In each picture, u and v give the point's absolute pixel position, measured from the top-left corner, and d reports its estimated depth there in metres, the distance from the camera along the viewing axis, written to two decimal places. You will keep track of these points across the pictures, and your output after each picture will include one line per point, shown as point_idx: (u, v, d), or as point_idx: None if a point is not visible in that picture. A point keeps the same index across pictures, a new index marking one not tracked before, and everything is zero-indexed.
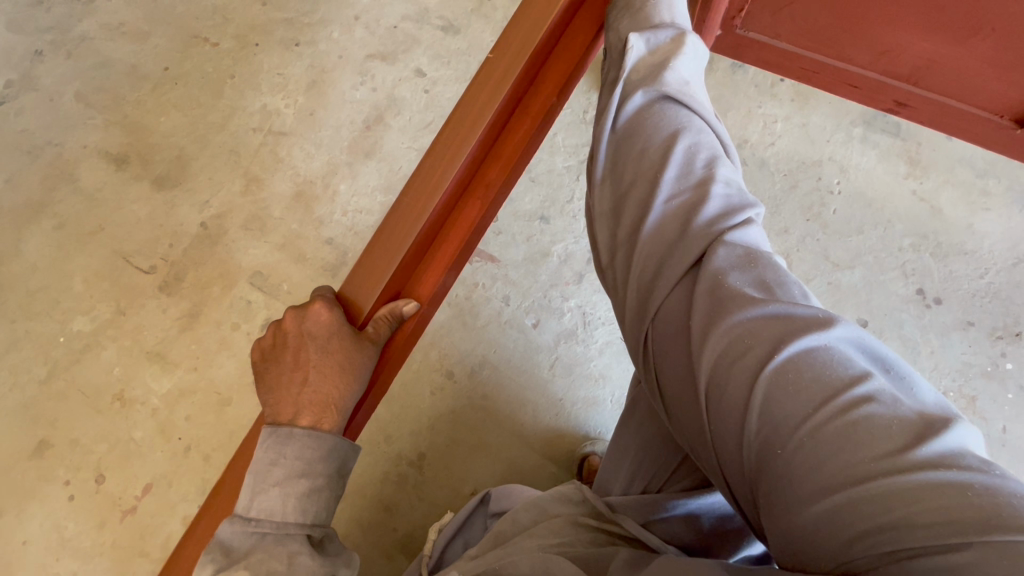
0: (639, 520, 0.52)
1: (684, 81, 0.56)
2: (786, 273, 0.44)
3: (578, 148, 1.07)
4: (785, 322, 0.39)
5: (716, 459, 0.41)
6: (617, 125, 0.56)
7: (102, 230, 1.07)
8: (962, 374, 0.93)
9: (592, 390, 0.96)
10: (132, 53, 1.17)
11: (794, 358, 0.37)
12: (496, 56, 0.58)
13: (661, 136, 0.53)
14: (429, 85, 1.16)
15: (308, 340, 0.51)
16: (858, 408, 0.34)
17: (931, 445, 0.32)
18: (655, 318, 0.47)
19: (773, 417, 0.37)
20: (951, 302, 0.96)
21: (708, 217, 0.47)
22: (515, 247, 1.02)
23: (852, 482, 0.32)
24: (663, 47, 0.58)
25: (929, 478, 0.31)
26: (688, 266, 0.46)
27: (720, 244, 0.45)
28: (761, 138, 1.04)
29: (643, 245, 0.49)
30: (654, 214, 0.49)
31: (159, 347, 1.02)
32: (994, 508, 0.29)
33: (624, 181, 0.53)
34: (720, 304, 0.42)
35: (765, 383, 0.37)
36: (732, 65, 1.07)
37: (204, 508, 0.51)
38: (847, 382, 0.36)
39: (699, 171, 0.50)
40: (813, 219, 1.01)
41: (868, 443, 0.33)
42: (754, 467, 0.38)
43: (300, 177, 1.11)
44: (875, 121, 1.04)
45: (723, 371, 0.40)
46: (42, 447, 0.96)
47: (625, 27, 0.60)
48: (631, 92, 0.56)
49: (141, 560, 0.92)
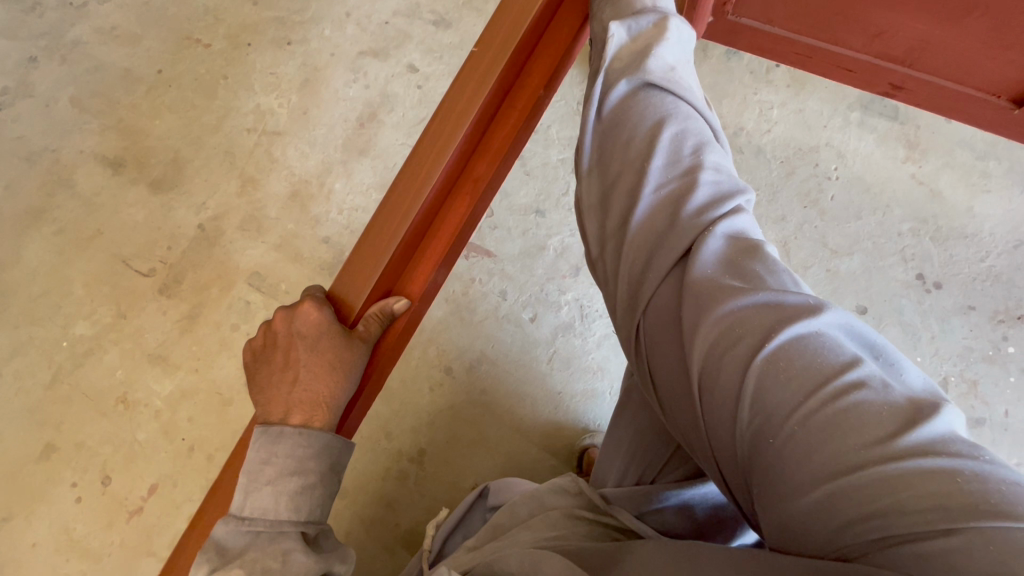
0: (634, 511, 0.52)
1: (669, 66, 0.55)
2: (777, 261, 0.43)
3: (572, 140, 1.06)
4: (775, 310, 0.39)
5: (710, 449, 0.41)
6: (603, 115, 0.55)
7: (101, 234, 1.08)
8: (963, 358, 0.92)
9: (591, 382, 0.96)
10: (126, 56, 1.17)
11: (784, 346, 0.37)
12: (481, 49, 0.58)
13: (648, 125, 0.52)
14: (422, 80, 1.15)
15: (298, 339, 0.51)
16: (849, 395, 0.34)
17: (921, 430, 0.32)
18: (646, 310, 0.46)
19: (765, 406, 0.36)
20: (952, 286, 0.95)
21: (697, 205, 0.47)
22: (511, 241, 1.02)
23: (843, 472, 0.32)
24: (647, 33, 0.57)
25: (918, 465, 0.31)
26: (677, 257, 0.45)
27: (709, 234, 0.45)
28: (757, 125, 1.03)
29: (632, 238, 0.48)
30: (643, 205, 0.49)
31: (160, 349, 1.02)
32: (983, 492, 0.29)
33: (612, 171, 0.53)
34: (708, 293, 0.41)
35: (756, 372, 0.37)
36: (726, 52, 1.06)
37: (205, 505, 0.52)
38: (837, 369, 0.35)
39: (687, 159, 0.50)
40: (810, 206, 1.00)
41: (859, 430, 0.33)
42: (747, 458, 0.37)
43: (295, 176, 1.11)
44: (873, 105, 1.03)
45: (714, 361, 0.39)
46: (48, 451, 0.98)
47: (609, 14, 0.59)
48: (613, 82, 0.55)
49: (148, 559, 0.93)
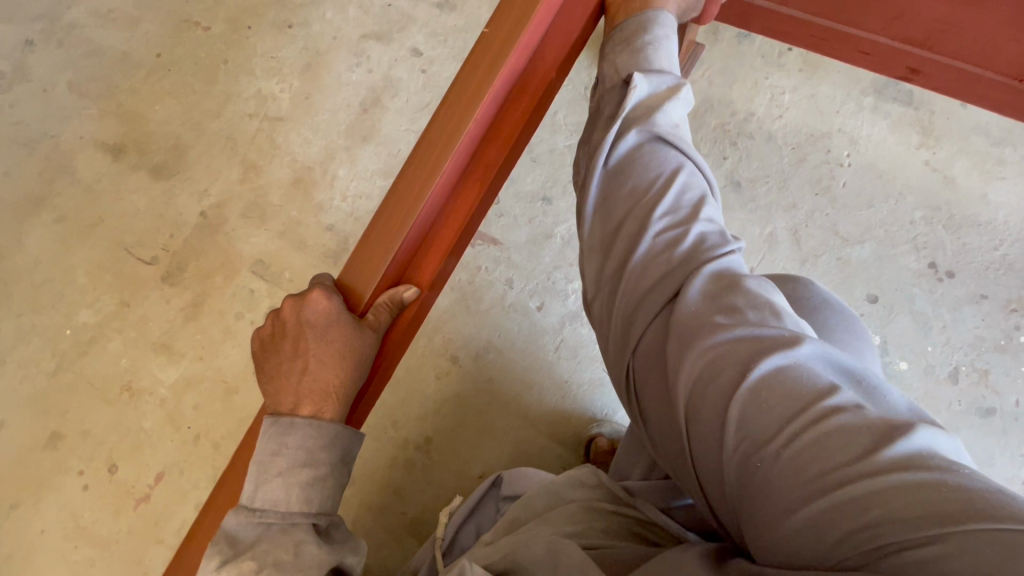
0: (660, 505, 0.55)
1: (675, 124, 0.57)
2: (763, 296, 0.45)
3: (579, 126, 1.04)
4: (754, 342, 0.41)
5: (698, 480, 0.43)
6: (610, 164, 0.55)
7: (102, 222, 1.07)
8: (974, 348, 0.92)
9: (598, 371, 0.95)
10: (124, 40, 1.15)
11: (765, 375, 0.39)
12: (493, 30, 0.56)
13: (650, 175, 0.53)
14: (426, 64, 1.13)
15: (307, 328, 0.50)
16: (829, 418, 0.36)
17: (897, 446, 0.34)
18: (635, 351, 0.49)
19: (749, 431, 0.38)
20: (964, 275, 0.94)
21: (685, 251, 0.49)
22: (518, 229, 1.01)
23: (830, 487, 0.34)
24: (662, 92, 0.58)
25: (901, 478, 0.33)
26: (665, 300, 0.48)
27: (697, 274, 0.47)
28: (768, 111, 1.01)
29: (627, 280, 0.50)
30: (641, 248, 0.50)
31: (164, 338, 1.02)
32: (969, 500, 0.31)
33: (615, 218, 0.53)
34: (692, 329, 0.44)
35: (740, 400, 0.39)
36: (737, 35, 1.04)
37: (207, 508, 0.51)
38: (815, 395, 0.38)
39: (685, 211, 0.52)
40: (821, 193, 0.98)
41: (838, 451, 0.35)
42: (735, 486, 0.39)
43: (298, 163, 1.10)
44: (886, 90, 1.01)
45: (699, 393, 0.42)
46: (54, 439, 0.97)
47: (624, 64, 0.60)
48: (625, 130, 0.55)
49: (156, 547, 0.93)
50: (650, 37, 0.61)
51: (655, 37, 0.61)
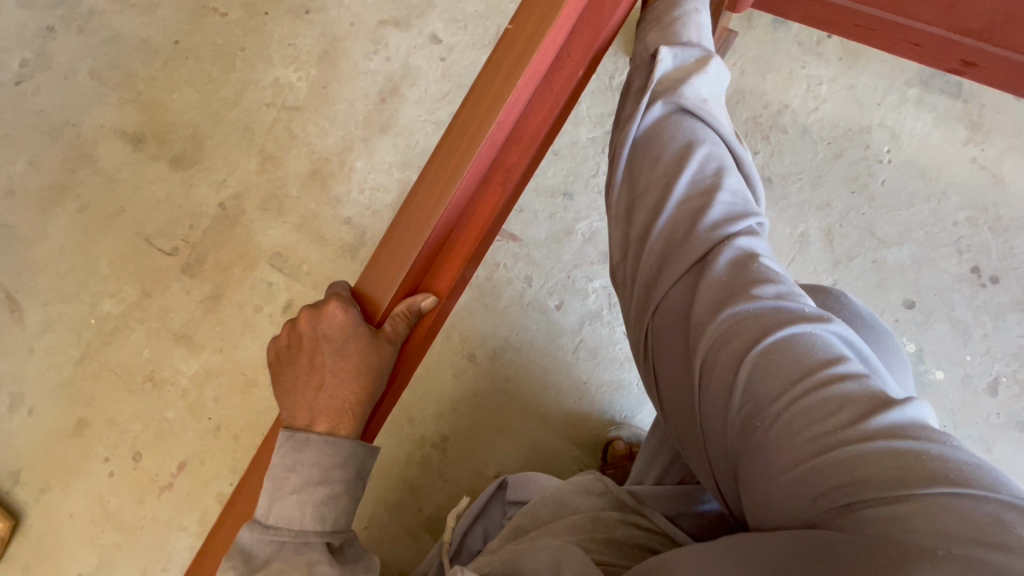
0: (669, 512, 0.53)
1: (702, 98, 0.56)
2: (782, 275, 0.45)
3: (603, 118, 1.01)
4: (772, 313, 0.41)
5: (703, 445, 0.44)
6: (637, 135, 0.55)
7: (123, 212, 1.07)
8: (1017, 358, 0.87)
9: (618, 372, 0.93)
10: (142, 26, 1.14)
11: (778, 343, 0.39)
12: (518, 26, 0.53)
13: (676, 145, 0.53)
14: (445, 52, 1.10)
15: (323, 342, 0.49)
16: (832, 386, 0.36)
17: (891, 414, 0.34)
18: (655, 313, 0.49)
19: (756, 396, 0.39)
20: (1010, 282, 0.89)
21: (711, 222, 0.48)
22: (537, 225, 0.98)
23: (819, 450, 0.34)
24: (689, 66, 0.57)
25: (888, 444, 0.33)
26: (690, 264, 0.47)
27: (723, 246, 0.46)
28: (803, 103, 0.96)
29: (651, 247, 0.50)
30: (664, 217, 0.50)
31: (184, 329, 1.03)
32: (943, 468, 0.31)
33: (638, 188, 0.54)
34: (714, 296, 0.44)
35: (749, 364, 0.39)
36: (773, 21, 0.99)
37: (219, 525, 0.50)
38: (823, 364, 0.38)
39: (709, 181, 0.51)
40: (858, 191, 0.93)
41: (833, 414, 0.35)
42: (736, 446, 0.40)
43: (316, 154, 1.08)
44: (932, 81, 0.96)
45: (713, 356, 0.42)
46: (80, 425, 1.00)
47: (655, 40, 0.60)
48: (651, 102, 0.56)
49: (179, 533, 0.95)
50: (680, 12, 0.60)
51: (685, 12, 0.60)
